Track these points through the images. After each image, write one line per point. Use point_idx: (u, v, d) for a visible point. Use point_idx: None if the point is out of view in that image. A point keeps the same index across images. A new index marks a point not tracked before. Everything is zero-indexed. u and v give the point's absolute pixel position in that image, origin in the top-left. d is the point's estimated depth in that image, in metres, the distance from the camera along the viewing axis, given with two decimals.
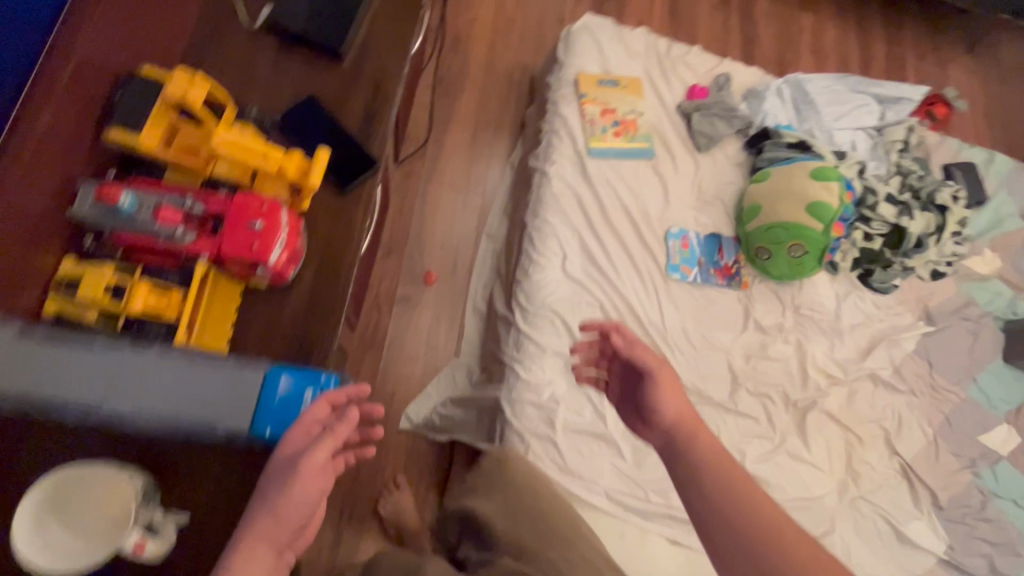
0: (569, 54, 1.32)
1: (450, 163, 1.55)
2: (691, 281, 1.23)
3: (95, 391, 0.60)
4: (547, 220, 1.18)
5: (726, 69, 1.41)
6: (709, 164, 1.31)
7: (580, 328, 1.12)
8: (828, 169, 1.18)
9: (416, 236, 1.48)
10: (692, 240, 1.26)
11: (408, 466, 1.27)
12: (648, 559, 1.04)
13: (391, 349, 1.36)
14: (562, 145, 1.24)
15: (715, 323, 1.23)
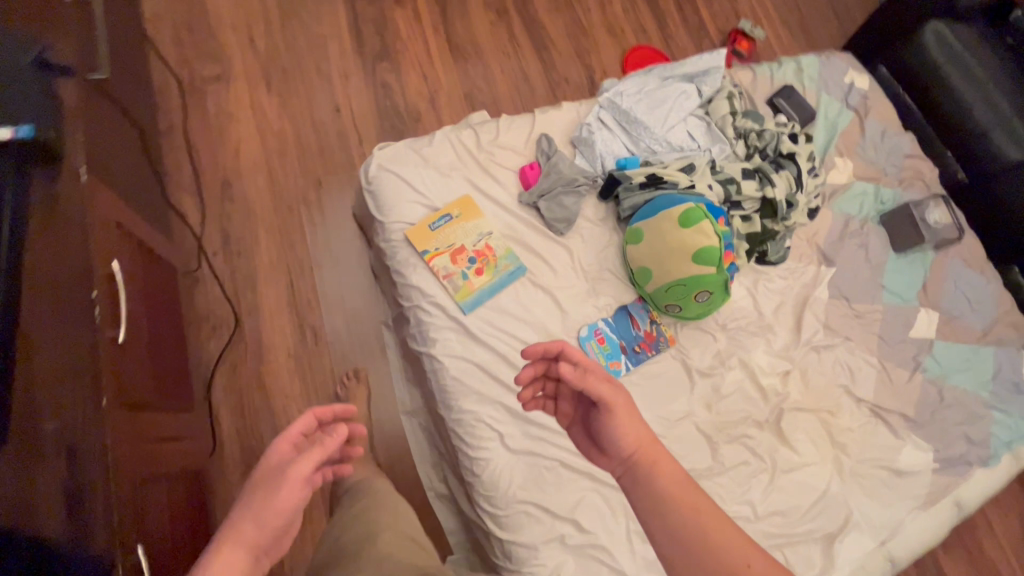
0: (384, 210, 1.15)
1: (275, 335, 1.30)
2: (625, 371, 1.17)
3: None
4: (463, 407, 1.06)
5: (541, 129, 1.30)
6: (579, 241, 1.23)
7: (555, 502, 1.03)
8: (693, 207, 1.12)
9: (272, 429, 1.25)
10: (604, 330, 1.18)
11: None
12: None
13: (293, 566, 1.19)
14: (433, 316, 1.10)
15: (665, 394, 1.19)
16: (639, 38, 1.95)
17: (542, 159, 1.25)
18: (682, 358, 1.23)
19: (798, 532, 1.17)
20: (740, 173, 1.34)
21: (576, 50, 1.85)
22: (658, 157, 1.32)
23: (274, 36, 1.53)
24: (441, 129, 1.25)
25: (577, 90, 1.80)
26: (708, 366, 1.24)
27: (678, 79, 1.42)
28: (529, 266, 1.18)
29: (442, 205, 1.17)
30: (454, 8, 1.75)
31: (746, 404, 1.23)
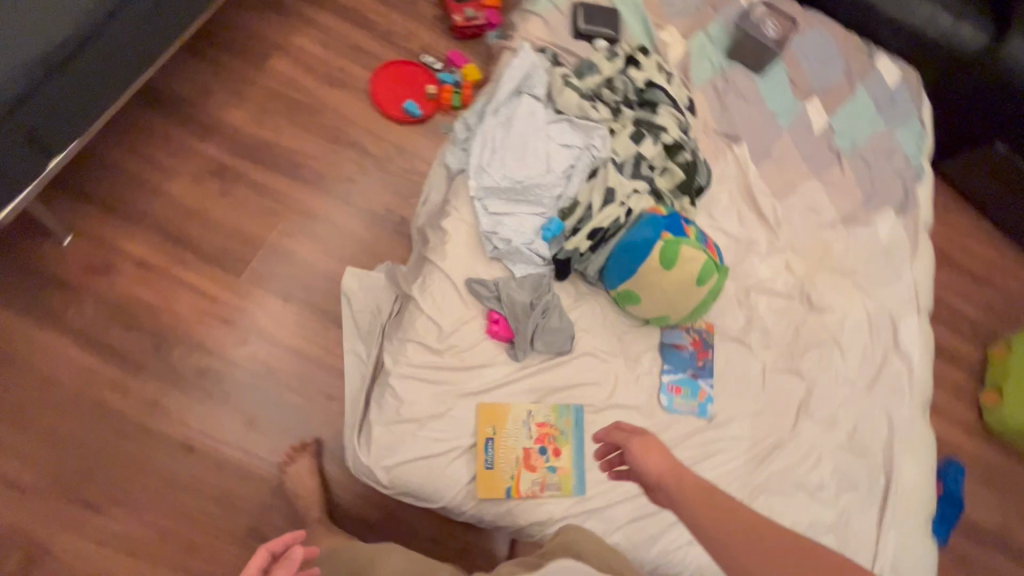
0: (433, 493, 1.00)
1: None
2: (711, 391, 1.19)
3: None
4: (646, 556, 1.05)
5: (462, 276, 1.12)
6: (587, 335, 1.14)
7: None
8: (665, 248, 1.05)
9: None
10: (676, 377, 1.17)
11: None
12: (906, 502, 1.24)
13: None
14: (561, 526, 1.03)
15: (729, 377, 1.22)
16: (366, 62, 1.57)
17: (494, 306, 1.09)
18: (718, 342, 1.24)
19: (875, 377, 1.32)
20: (634, 145, 1.24)
21: (326, 137, 1.48)
22: (567, 199, 1.18)
23: (41, 452, 1.12)
24: (391, 373, 1.04)
25: (369, 179, 1.47)
26: (732, 322, 1.27)
27: (509, 105, 1.23)
28: (579, 399, 1.10)
29: (474, 436, 1.03)
30: (171, 215, 1.31)
31: (775, 327, 1.30)
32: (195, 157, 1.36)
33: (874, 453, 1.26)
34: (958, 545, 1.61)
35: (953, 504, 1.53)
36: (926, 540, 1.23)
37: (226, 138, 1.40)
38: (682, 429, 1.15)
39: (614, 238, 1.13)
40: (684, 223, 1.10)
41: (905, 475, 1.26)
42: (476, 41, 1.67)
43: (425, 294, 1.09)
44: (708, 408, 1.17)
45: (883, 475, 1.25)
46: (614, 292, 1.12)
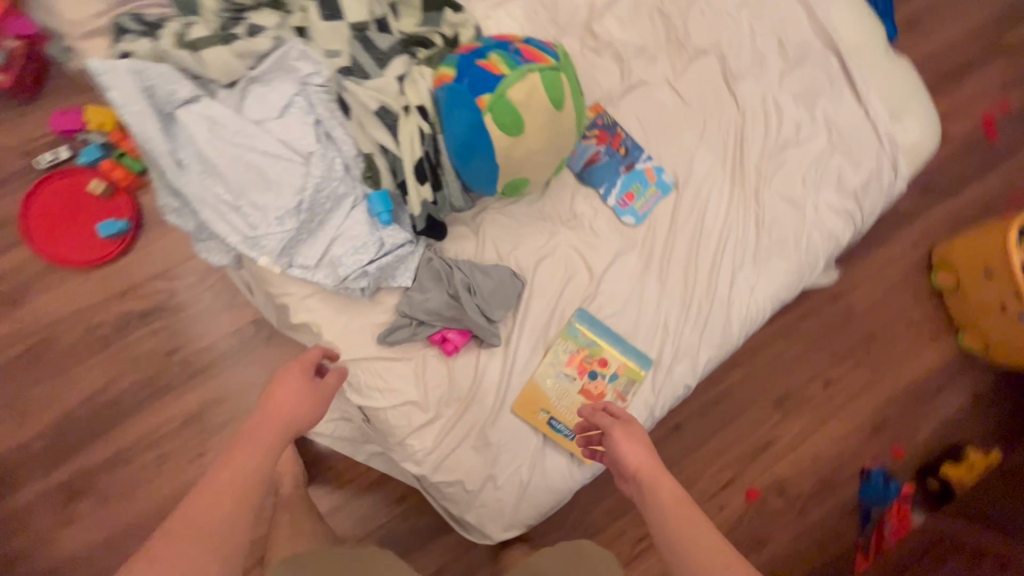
0: (562, 497, 0.94)
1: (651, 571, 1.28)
2: (652, 160, 1.01)
3: None
4: (731, 336, 1.02)
5: (374, 340, 0.88)
6: (519, 249, 0.94)
7: (791, 224, 1.05)
8: (497, 118, 0.76)
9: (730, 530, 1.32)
10: (619, 187, 0.98)
11: (869, 292, 1.46)
12: (862, 51, 1.12)
13: (820, 463, 1.38)
14: (662, 397, 0.97)
15: (652, 130, 1.02)
16: (9, 241, 1.08)
17: (428, 331, 0.88)
18: (614, 112, 1.02)
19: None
20: (340, 25, 0.85)
21: (96, 347, 1.09)
22: (357, 161, 0.86)
23: None
24: (428, 473, 0.90)
25: (183, 328, 1.12)
26: (609, 76, 1.02)
27: (178, 140, 0.81)
28: (573, 303, 0.95)
29: (538, 430, 0.93)
30: (101, 562, 1.06)
31: (644, 33, 1.04)
32: (40, 506, 1.06)
33: (809, 43, 1.10)
34: (901, 18, 1.54)
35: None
36: (898, 63, 1.14)
37: (34, 460, 1.06)
38: (666, 218, 1.01)
39: (441, 150, 0.84)
40: (480, 61, 0.79)
41: (846, 30, 1.12)
42: (60, 75, 1.11)
43: (368, 391, 0.88)
44: (666, 178, 1.01)
45: (832, 51, 1.10)
46: (502, 193, 0.87)
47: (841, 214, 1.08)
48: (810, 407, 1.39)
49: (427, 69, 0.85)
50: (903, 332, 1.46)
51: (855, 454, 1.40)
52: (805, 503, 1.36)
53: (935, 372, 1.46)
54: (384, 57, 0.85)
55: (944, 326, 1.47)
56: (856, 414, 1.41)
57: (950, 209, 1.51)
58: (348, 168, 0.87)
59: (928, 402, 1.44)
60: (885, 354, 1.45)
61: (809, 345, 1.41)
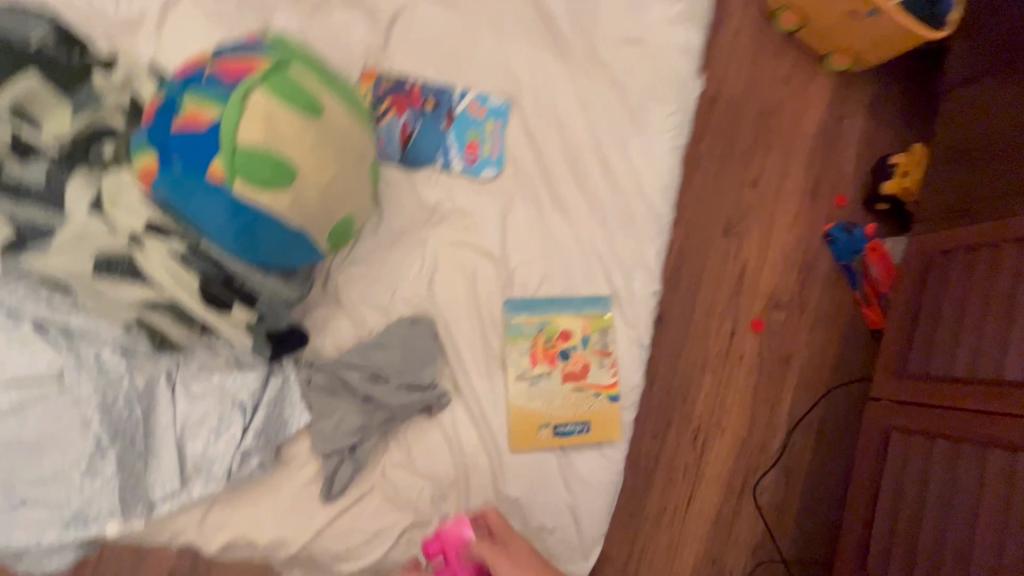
0: (616, 487, 0.81)
1: (723, 451, 1.24)
2: (468, 92, 0.80)
3: None
4: (666, 213, 0.88)
5: (317, 500, 0.67)
6: (398, 288, 0.74)
7: (645, 64, 0.90)
8: (248, 176, 0.52)
9: (760, 367, 1.29)
10: (455, 143, 0.78)
11: (737, 76, 1.38)
12: None
13: (793, 256, 1.35)
14: (642, 320, 0.84)
15: (447, 59, 0.80)
16: None
17: (367, 448, 0.68)
18: (392, 65, 0.78)
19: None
20: None
21: None
22: (127, 333, 0.60)
23: None
24: None
25: None
26: (357, 20, 0.76)
27: None
28: (496, 299, 0.77)
29: (552, 446, 0.78)
30: None
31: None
32: None
33: None
34: None
35: None
36: None
37: None
38: (526, 143, 0.82)
39: (220, 256, 0.56)
40: (174, 122, 0.53)
41: None
42: None
43: (352, 552, 0.68)
44: (496, 100, 0.81)
45: None
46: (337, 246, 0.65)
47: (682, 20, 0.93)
48: (753, 214, 1.34)
49: (120, 171, 0.57)
50: (785, 90, 1.41)
51: (811, 227, 1.38)
52: (799, 299, 1.34)
53: (828, 109, 1.44)
54: (46, 189, 0.56)
55: (814, 63, 1.43)
56: (789, 193, 1.38)
57: None
58: (126, 351, 0.60)
59: (839, 140, 1.44)
60: (781, 124, 1.40)
61: (719, 160, 1.33)
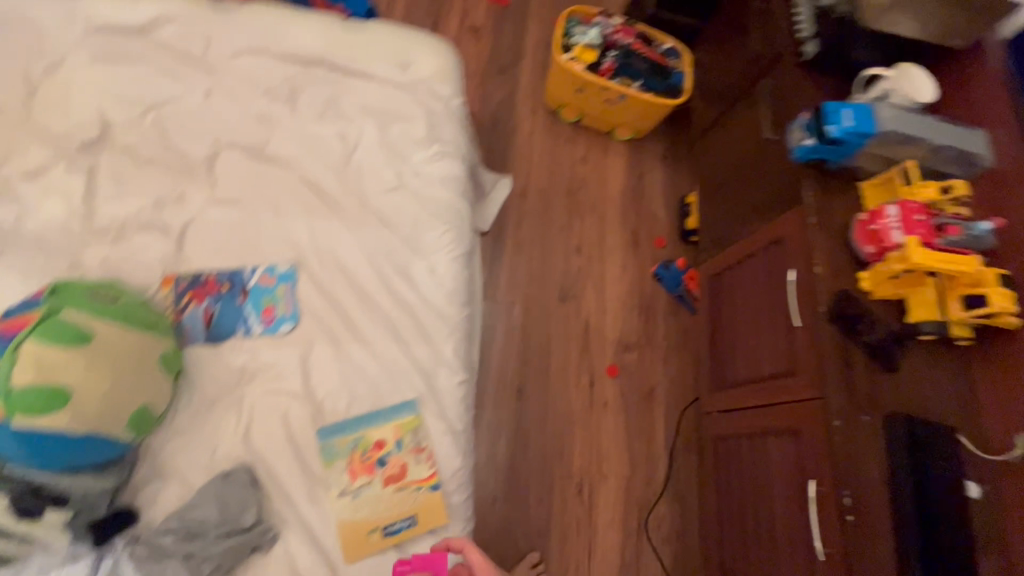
0: None
1: (612, 495, 1.33)
2: (258, 268, 0.98)
3: (934, 133, 0.91)
4: (455, 314, 1.05)
5: None
6: (217, 446, 0.86)
7: (411, 201, 1.11)
8: (24, 406, 0.68)
9: (626, 406, 1.42)
10: (253, 312, 0.94)
11: (541, 167, 1.63)
12: (339, 49, 1.21)
13: (630, 300, 1.54)
14: (451, 410, 0.98)
15: (237, 245, 0.99)
16: None
17: None
18: (189, 265, 0.96)
19: (198, 61, 1.11)
20: None
21: None
22: None
23: None
24: None
25: None
26: (153, 239, 0.95)
27: None
28: (309, 430, 0.90)
29: (386, 546, 0.87)
30: None
31: (147, 179, 0.99)
32: None
33: (289, 74, 1.15)
34: None
35: None
36: (369, 27, 1.26)
37: None
38: (318, 293, 0.99)
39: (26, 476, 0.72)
40: None
41: (312, 41, 1.21)
42: None
43: None
44: (284, 267, 0.99)
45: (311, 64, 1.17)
46: (142, 433, 0.78)
47: (438, 157, 1.17)
48: (584, 276, 1.53)
49: None
50: (586, 168, 1.67)
51: (640, 272, 1.58)
52: (645, 335, 1.51)
53: (628, 172, 1.70)
54: None
55: (602, 140, 1.71)
56: (613, 248, 1.59)
57: (528, 65, 1.74)
58: None
59: (644, 194, 1.68)
60: (589, 194, 1.64)
61: (542, 238, 1.54)
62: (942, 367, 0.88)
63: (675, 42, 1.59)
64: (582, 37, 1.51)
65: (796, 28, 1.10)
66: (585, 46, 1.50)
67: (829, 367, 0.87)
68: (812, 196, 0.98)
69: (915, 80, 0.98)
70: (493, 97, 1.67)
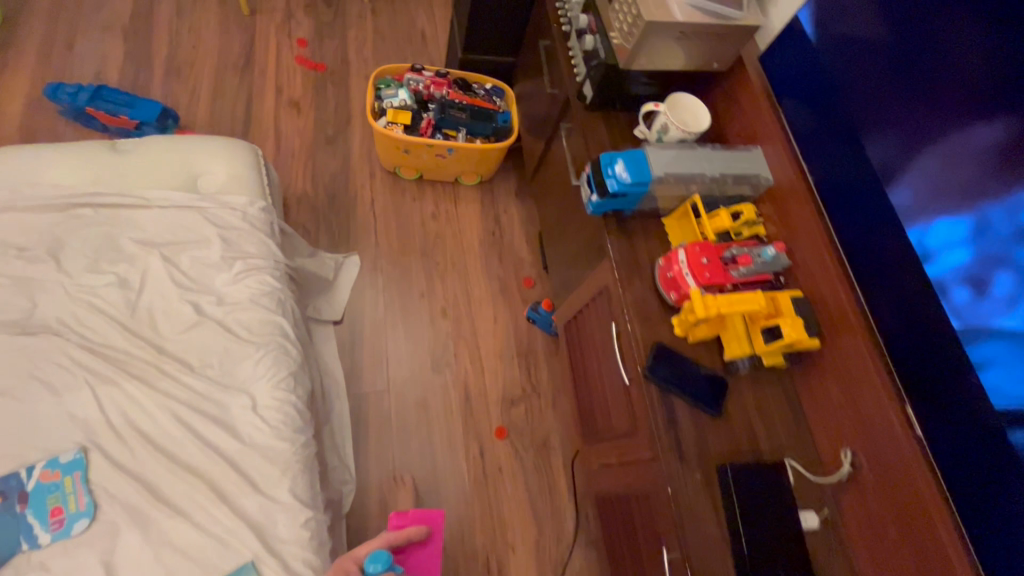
0: None
1: (524, 563, 1.28)
2: (36, 465, 0.86)
3: (702, 164, 0.94)
4: (285, 450, 0.96)
5: None
6: None
7: (215, 332, 1.01)
8: None
9: (523, 464, 1.38)
10: (35, 520, 0.83)
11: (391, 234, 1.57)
12: (109, 181, 1.10)
13: (508, 351, 1.50)
14: (295, 558, 0.90)
15: (9, 443, 0.88)
16: None
17: None
18: None
19: None
20: None
21: None
22: None
23: None
24: None
25: None
26: None
27: None
28: None
29: None
30: None
31: None
32: None
33: (48, 224, 1.02)
34: (159, 70, 1.59)
35: (107, 90, 1.41)
36: (142, 149, 1.16)
37: None
38: (113, 472, 0.88)
39: None
40: None
41: (74, 180, 1.09)
42: None
43: None
44: (68, 455, 0.88)
45: (74, 205, 1.05)
46: None
47: (241, 276, 1.08)
48: (455, 337, 1.48)
49: None
50: (439, 222, 1.62)
51: (514, 318, 1.54)
52: (530, 383, 1.47)
53: (484, 217, 1.66)
54: None
55: (450, 191, 1.66)
56: (481, 301, 1.55)
57: (357, 128, 1.67)
58: None
59: (505, 235, 1.65)
60: (447, 250, 1.59)
61: (406, 309, 1.48)
62: (768, 393, 0.88)
63: (494, 81, 1.58)
64: (393, 99, 1.46)
65: (574, 73, 1.09)
66: (398, 108, 1.44)
67: (656, 429, 0.84)
68: (616, 241, 0.96)
69: (679, 112, 1.01)
70: (325, 172, 1.59)
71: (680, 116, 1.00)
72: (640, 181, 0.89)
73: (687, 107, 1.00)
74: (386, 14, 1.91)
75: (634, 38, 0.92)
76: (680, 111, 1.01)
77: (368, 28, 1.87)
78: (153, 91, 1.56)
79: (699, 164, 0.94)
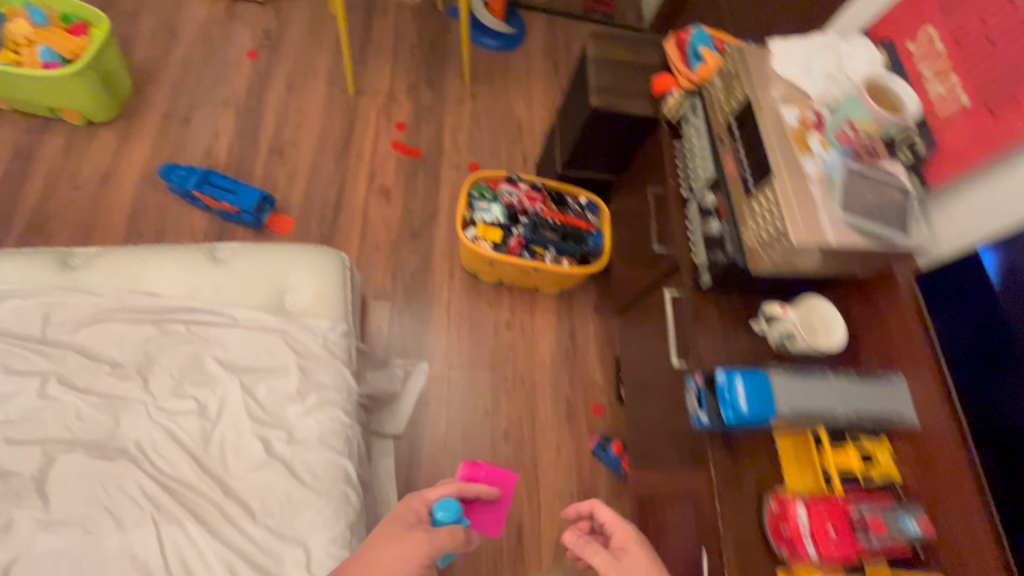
0: None
1: None
2: None
3: (837, 398, 0.80)
4: None
5: None
6: None
7: (280, 474, 0.98)
8: None
9: None
10: None
11: (463, 339, 1.52)
12: (203, 292, 1.11)
13: (568, 486, 1.41)
14: None
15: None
16: None
17: None
18: None
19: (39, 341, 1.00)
20: None
21: None
22: None
23: None
24: None
25: None
26: None
27: None
28: None
29: None
30: None
31: None
32: None
33: (141, 336, 1.03)
34: (264, 150, 1.64)
35: (215, 175, 1.46)
36: (238, 258, 1.17)
37: None
38: None
39: None
40: None
41: (171, 289, 1.10)
42: None
43: None
44: None
45: (167, 319, 1.06)
46: None
47: (312, 413, 1.04)
48: (515, 463, 1.40)
49: None
50: (512, 331, 1.56)
51: (578, 448, 1.45)
52: None
53: (559, 329, 1.58)
54: None
55: (528, 298, 1.60)
56: (546, 424, 1.46)
57: (443, 223, 1.65)
58: None
59: (578, 352, 1.56)
60: (517, 363, 1.52)
61: (468, 426, 1.42)
62: None
63: (589, 193, 1.50)
64: (486, 213, 1.42)
65: (689, 246, 0.98)
66: (489, 224, 1.40)
67: None
68: (720, 458, 0.85)
69: (812, 322, 0.88)
70: (405, 268, 1.58)
71: (811, 325, 0.87)
72: (758, 411, 0.79)
73: (823, 315, 0.87)
74: (485, 100, 1.89)
75: (771, 250, 0.80)
76: (813, 319, 0.88)
77: (466, 113, 1.85)
78: (256, 170, 1.60)
79: (832, 397, 0.80)
